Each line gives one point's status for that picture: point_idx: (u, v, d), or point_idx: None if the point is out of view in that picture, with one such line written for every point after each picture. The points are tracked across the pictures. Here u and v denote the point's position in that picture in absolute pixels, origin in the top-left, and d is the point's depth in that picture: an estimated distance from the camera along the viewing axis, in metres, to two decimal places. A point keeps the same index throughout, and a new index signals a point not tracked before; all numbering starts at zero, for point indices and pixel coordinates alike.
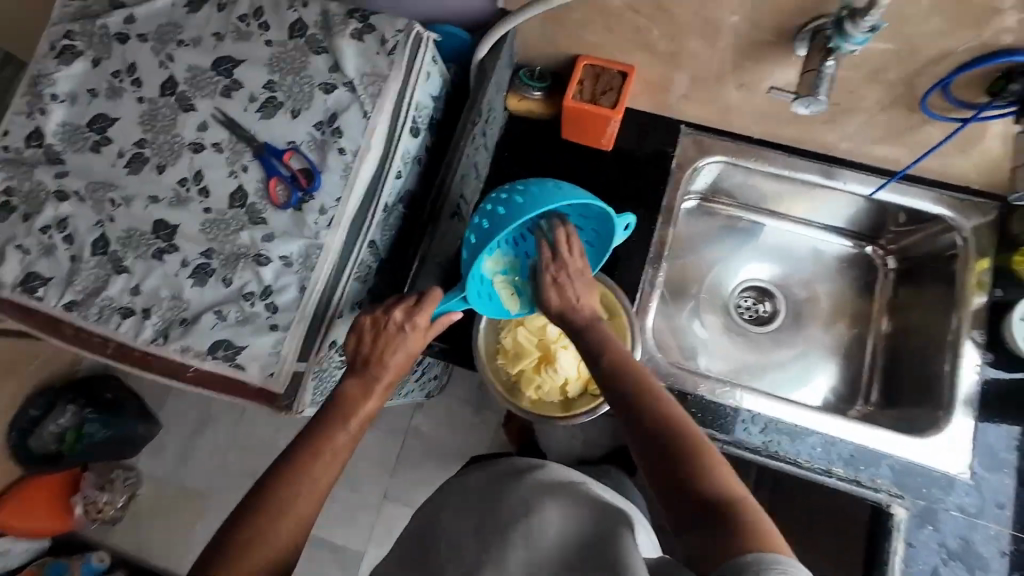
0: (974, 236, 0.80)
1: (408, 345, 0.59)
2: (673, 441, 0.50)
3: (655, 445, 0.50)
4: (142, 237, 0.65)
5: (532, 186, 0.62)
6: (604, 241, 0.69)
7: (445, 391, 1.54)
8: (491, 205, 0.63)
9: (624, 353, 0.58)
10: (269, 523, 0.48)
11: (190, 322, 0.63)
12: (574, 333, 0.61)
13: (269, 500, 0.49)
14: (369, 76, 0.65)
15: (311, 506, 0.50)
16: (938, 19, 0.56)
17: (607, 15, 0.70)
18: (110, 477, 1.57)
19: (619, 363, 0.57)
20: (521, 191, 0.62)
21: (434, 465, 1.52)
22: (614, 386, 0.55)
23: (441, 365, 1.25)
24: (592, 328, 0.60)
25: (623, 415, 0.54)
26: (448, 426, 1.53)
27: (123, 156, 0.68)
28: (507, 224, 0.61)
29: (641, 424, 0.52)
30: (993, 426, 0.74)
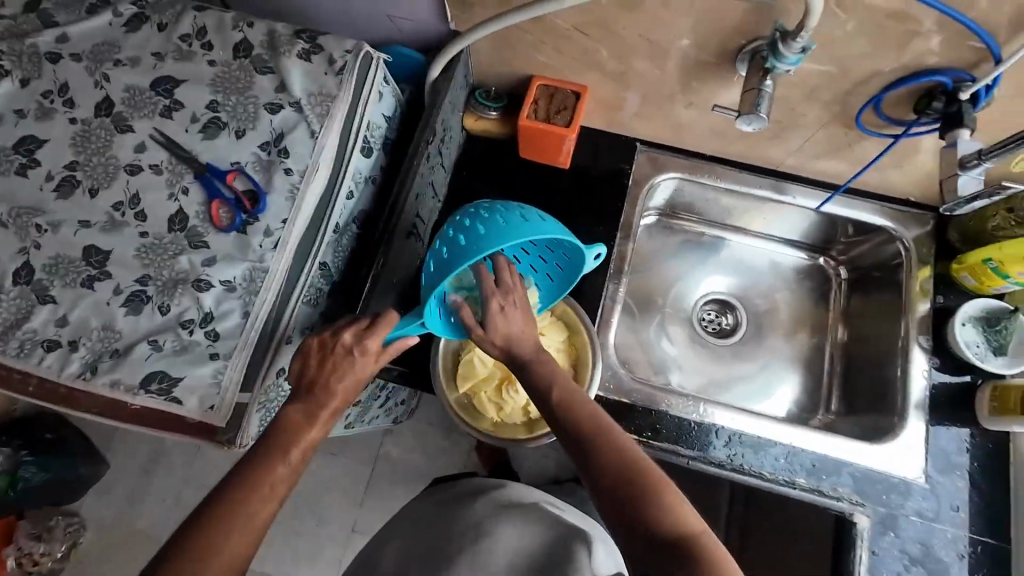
0: (915, 246, 0.84)
1: (358, 366, 0.56)
2: (627, 481, 0.49)
3: (610, 486, 0.49)
4: (70, 264, 0.61)
5: (499, 215, 0.60)
6: (574, 269, 0.70)
7: (414, 415, 1.49)
8: (455, 232, 0.61)
9: (572, 387, 0.56)
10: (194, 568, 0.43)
11: (121, 355, 0.58)
12: (518, 367, 0.58)
13: (195, 542, 0.44)
14: (317, 96, 0.64)
15: (244, 545, 0.46)
16: (864, 41, 0.59)
17: (556, 36, 0.71)
18: (48, 525, 1.45)
19: (568, 397, 0.55)
20: (486, 219, 0.60)
21: (404, 493, 1.46)
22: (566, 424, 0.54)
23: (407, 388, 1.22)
24: (538, 361, 0.58)
25: (576, 455, 0.52)
26: (418, 452, 1.48)
27: (52, 179, 0.64)
28: (468, 254, 0.58)
29: (594, 465, 0.51)
30: (944, 429, 0.75)
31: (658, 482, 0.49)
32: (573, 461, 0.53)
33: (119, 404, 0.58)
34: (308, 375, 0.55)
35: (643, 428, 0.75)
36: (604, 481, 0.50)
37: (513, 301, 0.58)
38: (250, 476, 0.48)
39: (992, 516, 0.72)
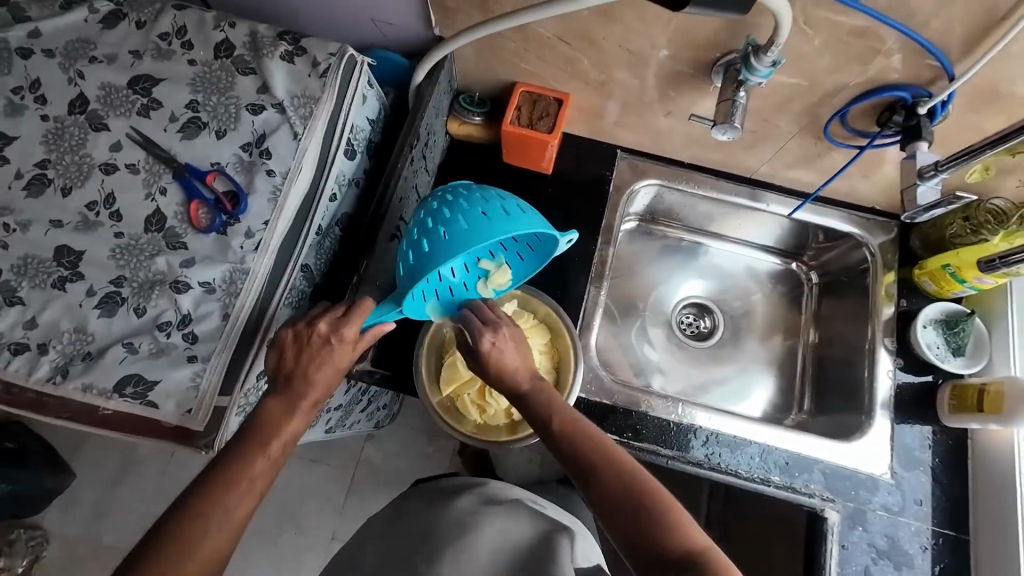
0: (881, 252, 0.88)
1: (337, 355, 0.55)
2: (632, 501, 0.51)
3: (617, 508, 0.51)
4: (40, 265, 0.60)
5: (476, 207, 0.58)
6: (546, 249, 0.66)
7: (396, 420, 1.48)
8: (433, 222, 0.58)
9: (571, 412, 0.59)
10: (172, 567, 0.43)
11: (95, 358, 0.57)
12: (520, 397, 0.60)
13: (172, 541, 0.44)
14: (300, 98, 0.64)
15: (223, 542, 0.46)
16: (830, 57, 0.62)
17: (538, 45, 0.73)
18: (9, 539, 1.39)
19: (569, 423, 0.57)
20: (464, 211, 0.57)
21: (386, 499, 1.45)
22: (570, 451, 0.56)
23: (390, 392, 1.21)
24: (537, 390, 0.60)
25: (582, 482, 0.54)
26: (400, 456, 1.47)
27: (21, 177, 0.62)
28: (447, 246, 0.56)
29: (601, 490, 0.53)
30: (908, 427, 0.79)
31: (660, 497, 0.51)
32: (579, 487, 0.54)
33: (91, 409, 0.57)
34: (285, 368, 0.54)
35: (623, 429, 0.77)
36: (610, 502, 0.52)
37: (502, 338, 0.60)
38: (229, 473, 0.48)
39: (952, 510, 0.75)
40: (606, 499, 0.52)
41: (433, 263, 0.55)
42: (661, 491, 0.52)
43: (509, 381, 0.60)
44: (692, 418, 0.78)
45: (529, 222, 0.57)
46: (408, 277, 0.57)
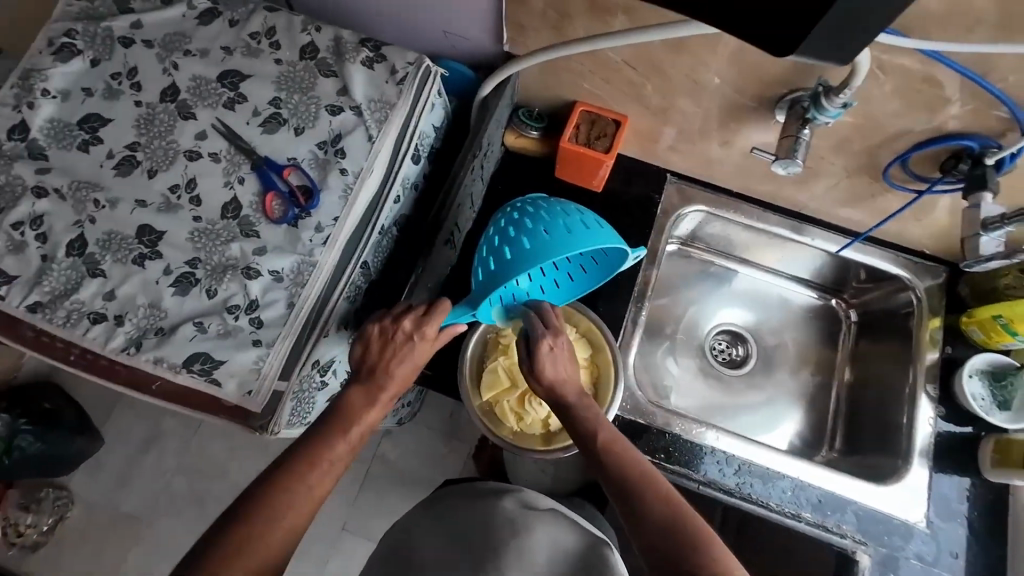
0: (927, 296, 0.87)
1: (418, 353, 0.59)
2: (672, 529, 0.51)
3: (655, 532, 0.52)
4: (123, 241, 0.63)
5: (557, 221, 0.62)
6: (609, 265, 0.69)
7: (415, 418, 1.50)
8: (513, 231, 0.62)
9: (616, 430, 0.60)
10: (258, 536, 0.47)
11: (167, 334, 0.60)
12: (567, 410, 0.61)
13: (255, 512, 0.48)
14: (377, 102, 0.67)
15: (300, 519, 0.49)
16: (898, 103, 0.62)
17: (604, 68, 0.75)
18: (37, 497, 1.45)
19: (613, 441, 0.58)
20: (545, 224, 0.62)
21: (398, 495, 1.47)
22: (612, 466, 0.56)
23: (415, 390, 1.23)
24: (584, 404, 0.61)
25: (621, 499, 0.55)
26: (416, 454, 1.48)
27: (112, 157, 0.66)
28: (530, 258, 0.60)
29: (639, 510, 0.53)
30: (947, 477, 0.78)
31: (700, 529, 0.51)
32: (617, 504, 0.55)
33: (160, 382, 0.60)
34: (369, 362, 0.58)
35: (656, 449, 0.77)
36: (649, 524, 0.52)
37: (562, 343, 0.62)
38: (310, 453, 0.52)
39: (987, 566, 0.74)
40: (645, 517, 0.53)
41: (512, 273, 0.60)
42: (701, 523, 0.52)
43: (557, 394, 0.61)
44: (723, 445, 0.78)
45: (604, 241, 0.61)
46: (487, 282, 0.62)
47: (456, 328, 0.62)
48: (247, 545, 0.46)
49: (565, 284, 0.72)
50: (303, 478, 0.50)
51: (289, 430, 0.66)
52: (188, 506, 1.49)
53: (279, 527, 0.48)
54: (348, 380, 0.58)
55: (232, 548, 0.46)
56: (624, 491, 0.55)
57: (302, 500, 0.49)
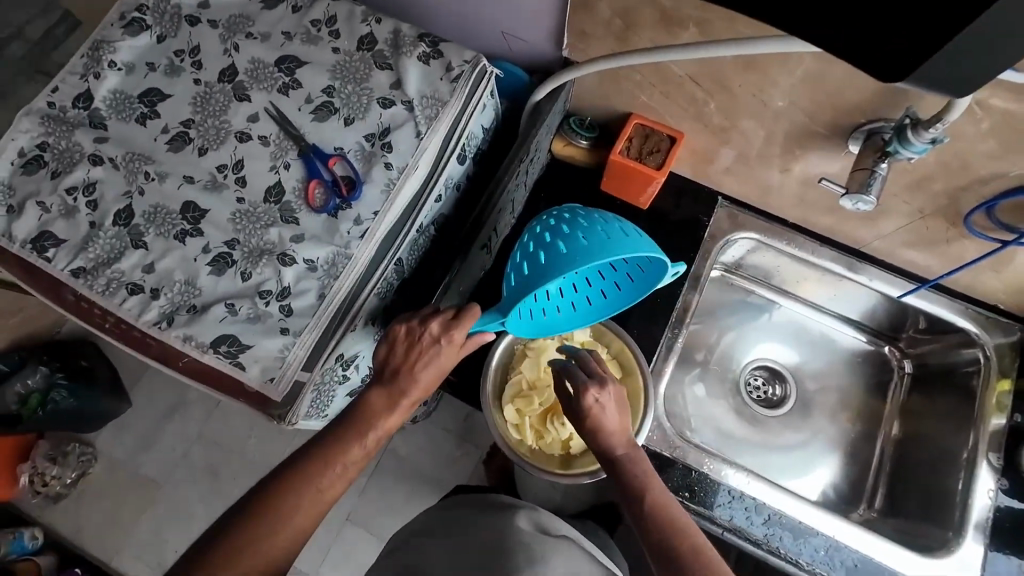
0: (997, 355, 0.80)
1: (444, 359, 0.57)
2: None
3: None
4: (167, 215, 0.64)
5: (594, 227, 0.59)
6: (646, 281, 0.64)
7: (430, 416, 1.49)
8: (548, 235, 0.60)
9: (664, 492, 0.57)
10: (265, 529, 0.48)
11: (198, 313, 0.60)
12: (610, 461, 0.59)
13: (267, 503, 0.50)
14: (429, 99, 0.65)
15: (306, 518, 0.50)
16: (994, 142, 0.57)
17: (666, 81, 0.72)
18: (64, 450, 1.50)
19: (661, 505, 0.56)
20: (582, 230, 0.59)
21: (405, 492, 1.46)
22: (658, 534, 0.54)
23: None
24: (631, 459, 0.59)
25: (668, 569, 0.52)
26: (426, 453, 1.47)
27: (167, 132, 0.67)
28: (566, 263, 0.57)
29: None
30: (1004, 557, 0.70)
31: None
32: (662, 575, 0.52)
33: (189, 360, 0.60)
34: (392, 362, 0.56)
35: (680, 487, 0.73)
36: None
37: (609, 394, 0.60)
38: (329, 450, 0.52)
39: None
40: None
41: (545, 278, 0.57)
42: None
43: (603, 444, 0.59)
44: (754, 490, 0.73)
45: (642, 248, 0.57)
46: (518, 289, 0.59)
47: (484, 336, 0.59)
48: (257, 536, 0.48)
49: (597, 298, 0.67)
50: (318, 476, 0.51)
51: (306, 421, 0.65)
52: (203, 477, 1.52)
53: (295, 522, 0.50)
54: (371, 382, 0.57)
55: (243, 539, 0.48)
56: (672, 562, 0.52)
57: (316, 497, 0.51)
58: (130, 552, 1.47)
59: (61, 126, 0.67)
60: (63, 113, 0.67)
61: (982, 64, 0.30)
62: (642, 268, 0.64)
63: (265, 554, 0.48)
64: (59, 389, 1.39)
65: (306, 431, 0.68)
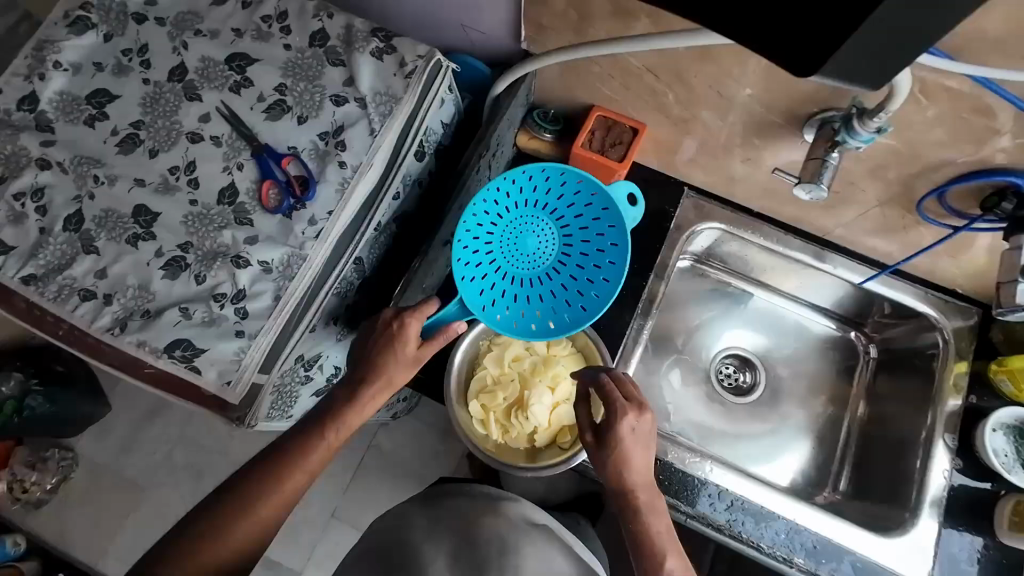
0: (955, 339, 0.81)
1: (400, 364, 0.62)
2: None
3: None
4: (119, 219, 0.63)
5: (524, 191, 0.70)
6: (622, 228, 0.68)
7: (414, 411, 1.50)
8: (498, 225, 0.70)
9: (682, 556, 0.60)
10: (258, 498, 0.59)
11: (151, 318, 0.59)
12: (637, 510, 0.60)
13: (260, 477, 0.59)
14: (383, 95, 0.64)
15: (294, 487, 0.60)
16: (941, 130, 0.57)
17: (625, 73, 0.71)
18: (43, 456, 1.49)
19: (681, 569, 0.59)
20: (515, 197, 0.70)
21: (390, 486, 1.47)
22: None
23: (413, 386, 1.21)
24: (655, 513, 0.61)
25: None
26: (410, 448, 1.48)
27: (116, 134, 0.66)
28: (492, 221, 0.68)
29: None
30: (957, 534, 0.73)
31: None
32: None
33: (145, 366, 0.59)
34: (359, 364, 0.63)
35: None
36: None
37: (643, 423, 0.60)
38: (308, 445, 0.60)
39: None
40: None
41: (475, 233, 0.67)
42: None
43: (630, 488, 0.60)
44: (723, 479, 0.74)
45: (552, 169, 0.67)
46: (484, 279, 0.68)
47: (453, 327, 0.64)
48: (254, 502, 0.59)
49: (600, 286, 0.69)
50: (293, 464, 0.60)
51: (268, 422, 0.65)
52: (186, 478, 1.51)
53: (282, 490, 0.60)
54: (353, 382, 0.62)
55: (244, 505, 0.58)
56: None
57: (290, 482, 0.60)
58: (114, 554, 1.47)
59: (7, 130, 0.65)
60: (8, 117, 0.66)
61: (884, 54, 0.30)
62: (614, 225, 0.68)
63: (260, 517, 0.59)
64: (34, 395, 1.37)
65: (270, 433, 0.68)
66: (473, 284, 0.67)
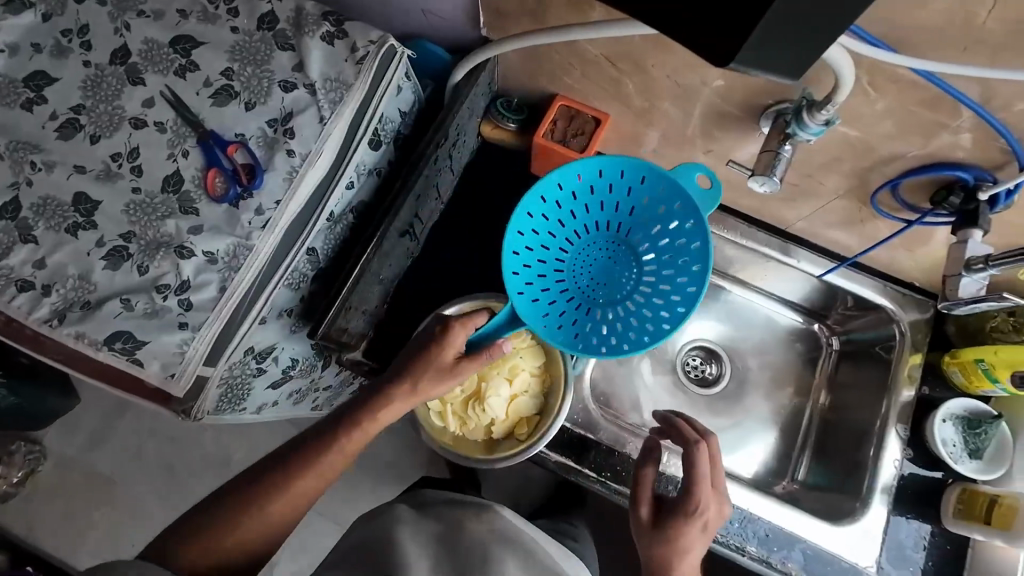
0: (911, 331, 0.82)
1: (433, 369, 0.65)
2: None
3: None
4: (58, 207, 0.61)
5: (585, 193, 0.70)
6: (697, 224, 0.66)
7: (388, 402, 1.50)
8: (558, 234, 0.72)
9: None
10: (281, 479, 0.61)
11: (91, 310, 0.58)
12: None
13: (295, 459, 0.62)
14: (333, 82, 0.63)
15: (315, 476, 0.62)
16: (890, 123, 0.57)
17: (584, 62, 0.70)
18: (9, 450, 1.45)
19: None
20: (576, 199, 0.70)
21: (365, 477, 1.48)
22: None
23: None
24: None
25: None
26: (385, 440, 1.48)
27: (55, 119, 0.63)
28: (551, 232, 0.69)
29: None
30: (905, 521, 0.74)
31: None
32: None
33: (86, 358, 0.58)
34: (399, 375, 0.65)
35: (603, 467, 0.75)
36: None
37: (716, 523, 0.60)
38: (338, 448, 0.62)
39: None
40: None
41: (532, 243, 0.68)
42: None
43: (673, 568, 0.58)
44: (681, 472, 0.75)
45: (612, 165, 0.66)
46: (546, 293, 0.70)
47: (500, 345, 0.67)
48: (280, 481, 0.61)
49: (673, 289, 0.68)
50: (315, 464, 0.62)
51: (218, 415, 0.65)
52: (158, 471, 1.50)
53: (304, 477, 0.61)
54: (393, 378, 0.64)
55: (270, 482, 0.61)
56: None
57: (314, 476, 0.62)
58: (85, 548, 1.45)
59: None
60: None
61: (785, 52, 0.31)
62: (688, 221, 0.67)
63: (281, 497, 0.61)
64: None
65: (222, 425, 0.67)
66: (538, 304, 0.70)
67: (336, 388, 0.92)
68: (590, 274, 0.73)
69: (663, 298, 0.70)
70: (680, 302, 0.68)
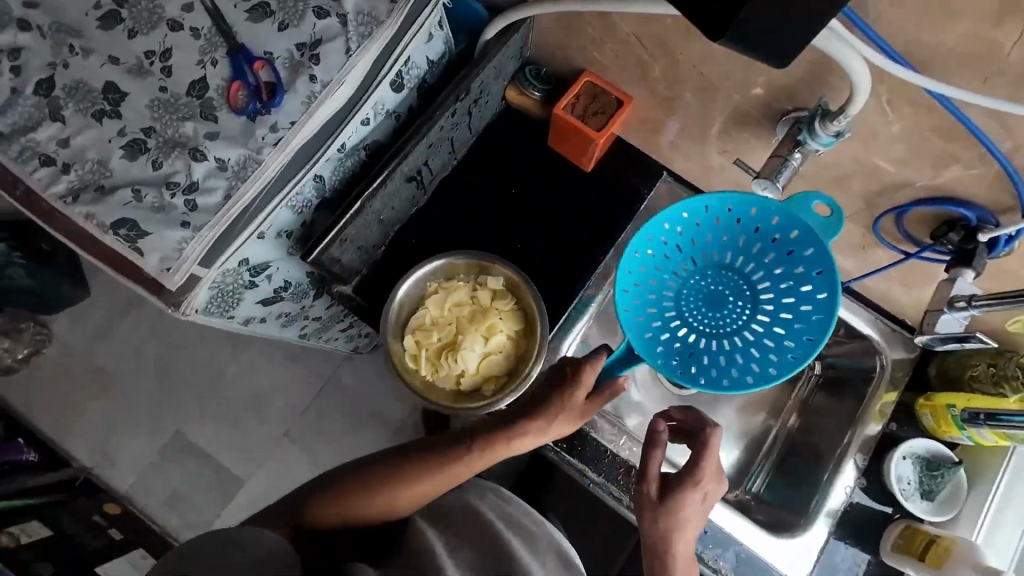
0: (892, 367, 0.82)
1: (568, 410, 0.63)
2: None
3: None
4: (88, 92, 0.64)
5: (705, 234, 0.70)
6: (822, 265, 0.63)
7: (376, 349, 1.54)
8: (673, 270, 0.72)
9: None
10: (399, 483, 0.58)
11: (104, 195, 0.61)
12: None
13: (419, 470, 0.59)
14: (365, 16, 0.64)
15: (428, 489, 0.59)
16: (903, 147, 0.56)
17: (616, 39, 0.70)
18: (18, 327, 1.54)
19: None
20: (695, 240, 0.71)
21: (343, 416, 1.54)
22: None
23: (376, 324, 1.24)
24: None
25: None
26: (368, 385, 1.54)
27: (99, 8, 0.65)
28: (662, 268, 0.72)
29: None
30: (843, 546, 0.76)
31: None
32: None
33: (92, 238, 0.62)
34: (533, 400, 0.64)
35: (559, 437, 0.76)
36: None
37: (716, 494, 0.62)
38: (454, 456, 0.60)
39: None
40: None
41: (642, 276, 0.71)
42: None
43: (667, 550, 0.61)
44: (633, 458, 0.78)
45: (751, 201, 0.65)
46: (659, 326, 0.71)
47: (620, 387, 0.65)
48: (394, 482, 0.58)
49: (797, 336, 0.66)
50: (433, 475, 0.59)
51: (206, 317, 0.68)
52: (153, 373, 1.57)
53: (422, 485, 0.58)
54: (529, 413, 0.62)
55: (391, 482, 0.58)
56: None
57: (424, 488, 0.58)
58: (74, 431, 1.54)
59: None
60: None
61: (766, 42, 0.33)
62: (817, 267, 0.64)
63: (391, 506, 0.57)
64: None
65: (208, 328, 0.71)
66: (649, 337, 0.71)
67: (325, 319, 0.96)
68: (698, 309, 0.73)
69: (785, 330, 0.67)
70: (809, 333, 0.65)
